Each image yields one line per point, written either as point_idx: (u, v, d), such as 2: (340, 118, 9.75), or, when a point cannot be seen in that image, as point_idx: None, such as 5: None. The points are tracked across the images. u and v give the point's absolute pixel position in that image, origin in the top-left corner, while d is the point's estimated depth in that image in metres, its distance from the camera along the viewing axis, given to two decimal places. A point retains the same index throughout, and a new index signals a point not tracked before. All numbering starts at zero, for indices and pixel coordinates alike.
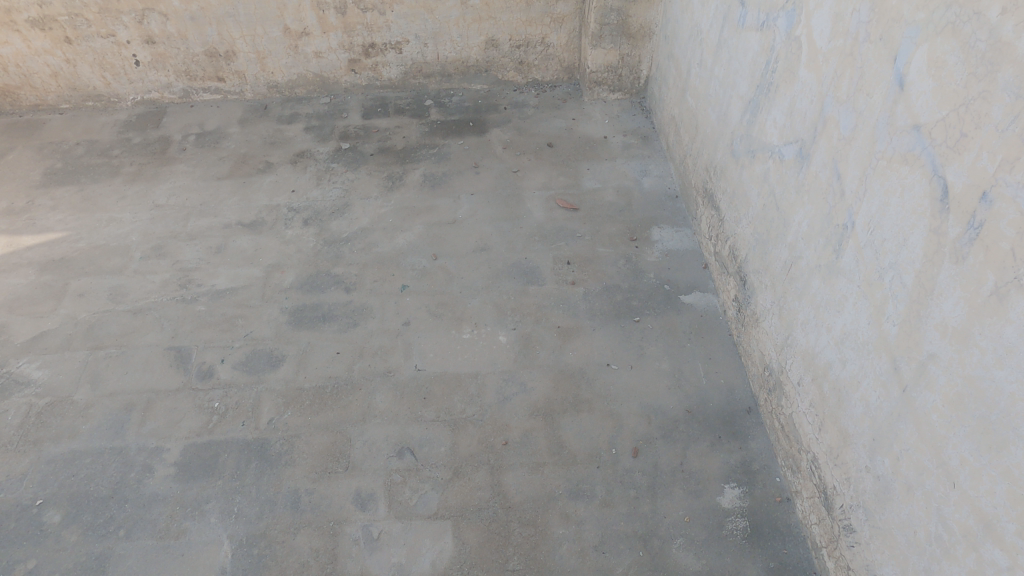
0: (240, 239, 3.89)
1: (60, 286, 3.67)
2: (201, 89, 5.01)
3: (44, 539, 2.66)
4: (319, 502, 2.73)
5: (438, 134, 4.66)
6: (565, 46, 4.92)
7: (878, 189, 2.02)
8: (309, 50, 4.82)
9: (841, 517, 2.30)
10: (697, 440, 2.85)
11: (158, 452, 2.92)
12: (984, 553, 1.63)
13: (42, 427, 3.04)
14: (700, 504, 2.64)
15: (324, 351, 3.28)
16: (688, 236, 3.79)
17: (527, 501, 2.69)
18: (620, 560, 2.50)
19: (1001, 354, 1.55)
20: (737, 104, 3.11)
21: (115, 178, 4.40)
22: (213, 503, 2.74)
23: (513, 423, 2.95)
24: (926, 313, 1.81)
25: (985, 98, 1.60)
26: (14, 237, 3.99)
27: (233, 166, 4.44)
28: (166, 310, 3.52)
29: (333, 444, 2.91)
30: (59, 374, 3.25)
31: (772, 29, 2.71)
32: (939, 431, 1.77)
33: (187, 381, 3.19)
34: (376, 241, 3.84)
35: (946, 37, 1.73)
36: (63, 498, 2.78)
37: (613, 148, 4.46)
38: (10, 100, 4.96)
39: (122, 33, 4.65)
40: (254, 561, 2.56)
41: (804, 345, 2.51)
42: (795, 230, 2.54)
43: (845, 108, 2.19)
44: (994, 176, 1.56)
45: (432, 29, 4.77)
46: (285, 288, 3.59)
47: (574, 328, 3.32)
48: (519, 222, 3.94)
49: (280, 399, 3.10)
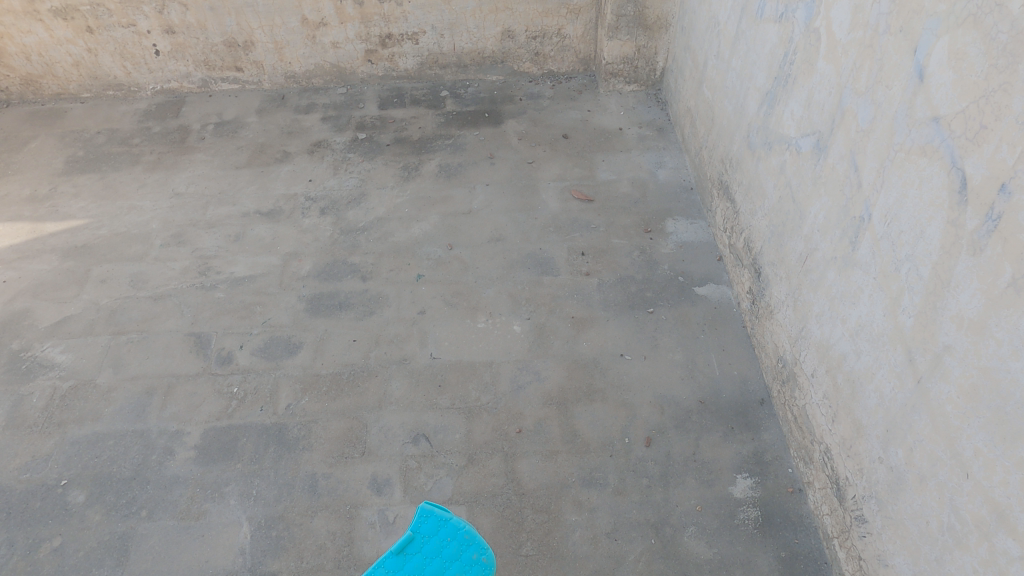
0: (258, 228, 3.95)
1: (83, 272, 3.74)
2: (220, 79, 5.06)
3: (69, 518, 2.73)
4: (335, 486, 2.78)
5: (455, 124, 4.68)
6: (581, 37, 4.92)
7: (896, 180, 2.02)
8: (327, 40, 4.85)
9: (853, 507, 2.32)
10: (710, 430, 2.88)
11: (180, 436, 2.99)
12: (996, 542, 1.64)
13: (66, 409, 3.12)
14: (712, 494, 2.67)
15: (341, 338, 3.33)
16: (702, 228, 3.79)
17: (541, 489, 2.73)
18: (633, 548, 2.54)
19: (1017, 346, 1.56)
20: (753, 96, 3.11)
21: (135, 167, 4.46)
22: (232, 486, 2.80)
23: (526, 411, 2.99)
24: (942, 304, 1.83)
25: (1006, 90, 1.60)
26: (38, 223, 4.06)
27: (251, 155, 4.49)
28: (186, 296, 3.58)
29: (349, 430, 2.96)
30: (82, 358, 3.32)
31: (791, 21, 2.71)
32: (953, 421, 1.79)
33: (207, 366, 3.25)
34: (392, 231, 3.88)
35: (967, 29, 1.73)
36: (87, 479, 2.86)
37: (628, 140, 4.46)
38: (33, 89, 5.05)
39: (142, 23, 4.70)
40: (273, 543, 2.62)
41: (819, 337, 2.52)
42: (811, 222, 2.55)
43: (863, 101, 2.20)
44: (1013, 168, 1.57)
45: (448, 20, 4.79)
46: (302, 276, 3.64)
47: (588, 319, 3.35)
48: (534, 212, 3.96)
49: (297, 384, 3.15)
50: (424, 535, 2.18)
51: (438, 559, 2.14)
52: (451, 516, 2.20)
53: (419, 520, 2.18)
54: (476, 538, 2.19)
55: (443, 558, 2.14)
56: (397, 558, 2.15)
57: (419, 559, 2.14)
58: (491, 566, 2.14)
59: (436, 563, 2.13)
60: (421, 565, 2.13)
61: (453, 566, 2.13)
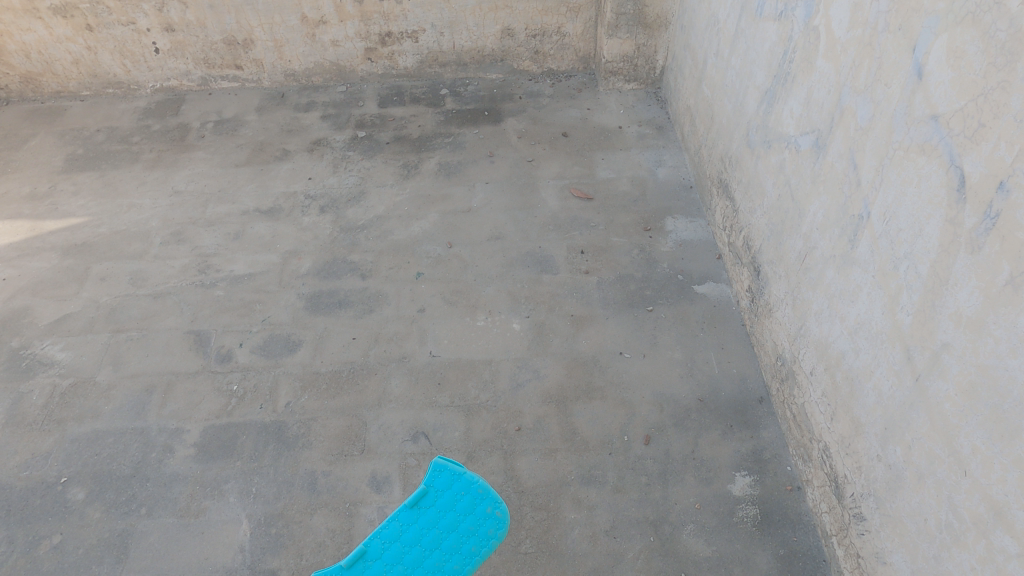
0: (258, 226, 3.95)
1: (82, 270, 3.74)
2: (219, 77, 5.06)
3: (69, 516, 2.74)
4: (334, 484, 2.78)
5: (454, 122, 4.68)
6: (581, 35, 4.92)
7: (895, 179, 2.03)
8: (326, 38, 4.85)
9: (852, 505, 2.33)
10: (709, 428, 2.88)
11: (180, 433, 2.99)
12: (994, 540, 1.65)
13: (66, 407, 3.12)
14: (711, 492, 2.68)
15: (341, 336, 3.34)
16: (701, 226, 3.80)
17: (540, 486, 2.73)
18: (632, 545, 2.54)
19: (1015, 343, 1.56)
20: (753, 95, 3.12)
21: (135, 165, 4.46)
22: (232, 484, 2.81)
23: (526, 409, 2.99)
24: (940, 302, 1.83)
25: (1004, 88, 1.60)
26: (37, 221, 4.06)
27: (251, 154, 4.49)
28: (185, 294, 3.59)
29: (349, 428, 2.97)
30: (81, 356, 3.32)
31: (791, 19, 2.71)
32: (951, 419, 1.79)
33: (206, 364, 3.25)
34: (392, 229, 3.88)
35: (966, 27, 1.73)
36: (87, 477, 2.86)
37: (628, 138, 4.46)
38: (32, 87, 5.05)
39: (142, 21, 4.69)
40: (272, 540, 2.63)
41: (817, 336, 2.53)
42: (810, 221, 2.55)
43: (862, 99, 2.20)
44: (1011, 166, 1.57)
45: (448, 18, 4.78)
46: (302, 274, 3.65)
47: (587, 317, 3.35)
48: (534, 211, 3.96)
49: (297, 382, 3.15)
50: (437, 489, 2.09)
51: (452, 514, 2.07)
52: (465, 470, 2.11)
53: (432, 475, 2.08)
54: (491, 493, 2.11)
55: (457, 513, 2.07)
56: (411, 511, 2.07)
57: (433, 513, 2.07)
58: (506, 521, 2.07)
59: (450, 518, 2.07)
60: (435, 519, 2.07)
61: (468, 520, 2.07)
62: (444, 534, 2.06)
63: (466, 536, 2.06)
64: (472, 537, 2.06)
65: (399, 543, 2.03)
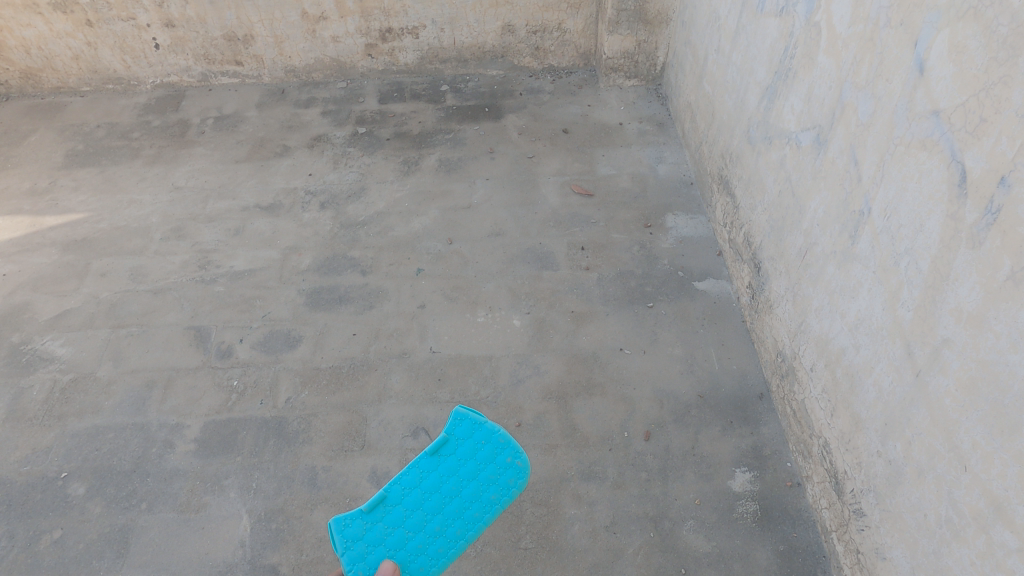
0: (258, 222, 3.95)
1: (82, 266, 3.74)
2: (219, 73, 5.05)
3: (69, 510, 2.74)
4: (335, 479, 2.78)
5: (455, 119, 4.67)
6: (582, 31, 4.91)
7: (895, 174, 2.03)
8: (326, 34, 4.84)
9: (851, 500, 2.33)
10: (709, 424, 2.88)
11: (180, 429, 2.99)
12: (993, 534, 1.65)
13: (66, 402, 3.12)
14: (711, 488, 2.68)
15: (341, 332, 3.34)
16: (702, 223, 3.79)
17: (540, 482, 2.73)
18: (631, 541, 2.54)
19: (1015, 338, 1.56)
20: (753, 91, 3.11)
21: (135, 161, 4.45)
22: (232, 479, 2.81)
23: (526, 405, 2.99)
24: (941, 297, 1.83)
25: (1006, 83, 1.60)
26: (37, 217, 4.06)
27: (251, 150, 4.48)
28: (185, 290, 3.58)
29: (349, 423, 2.97)
30: (81, 351, 3.33)
31: (791, 15, 2.71)
32: (951, 414, 1.79)
33: (206, 360, 3.25)
34: (392, 226, 3.88)
35: (967, 21, 1.73)
36: (87, 472, 2.86)
37: (628, 134, 4.46)
38: (32, 82, 5.04)
39: (142, 17, 4.69)
40: (273, 535, 2.63)
41: (818, 331, 2.53)
42: (811, 217, 2.55)
43: (863, 95, 2.20)
44: (1013, 161, 1.57)
45: (448, 14, 4.78)
46: (302, 270, 3.65)
47: (588, 313, 3.35)
48: (534, 207, 3.96)
49: (297, 378, 3.16)
50: (458, 438, 2.09)
51: (472, 462, 2.08)
52: (487, 420, 2.11)
53: (453, 424, 2.07)
54: (512, 443, 2.11)
55: (478, 461, 2.08)
56: (431, 459, 2.07)
57: (454, 462, 2.08)
58: (527, 471, 2.07)
59: (472, 466, 2.07)
60: (456, 467, 2.07)
61: (489, 468, 2.08)
62: (465, 481, 2.07)
63: (487, 485, 2.07)
64: (493, 485, 2.07)
65: (420, 489, 2.04)
